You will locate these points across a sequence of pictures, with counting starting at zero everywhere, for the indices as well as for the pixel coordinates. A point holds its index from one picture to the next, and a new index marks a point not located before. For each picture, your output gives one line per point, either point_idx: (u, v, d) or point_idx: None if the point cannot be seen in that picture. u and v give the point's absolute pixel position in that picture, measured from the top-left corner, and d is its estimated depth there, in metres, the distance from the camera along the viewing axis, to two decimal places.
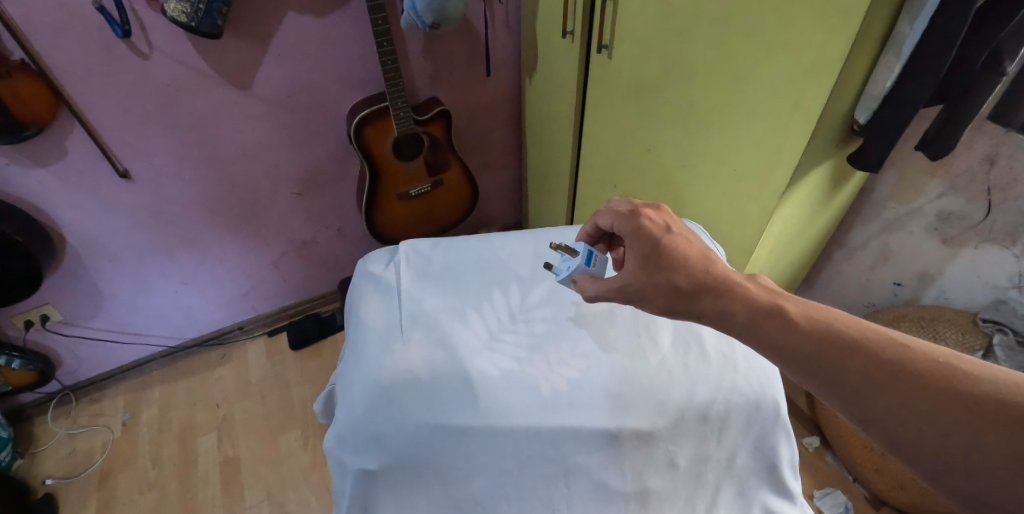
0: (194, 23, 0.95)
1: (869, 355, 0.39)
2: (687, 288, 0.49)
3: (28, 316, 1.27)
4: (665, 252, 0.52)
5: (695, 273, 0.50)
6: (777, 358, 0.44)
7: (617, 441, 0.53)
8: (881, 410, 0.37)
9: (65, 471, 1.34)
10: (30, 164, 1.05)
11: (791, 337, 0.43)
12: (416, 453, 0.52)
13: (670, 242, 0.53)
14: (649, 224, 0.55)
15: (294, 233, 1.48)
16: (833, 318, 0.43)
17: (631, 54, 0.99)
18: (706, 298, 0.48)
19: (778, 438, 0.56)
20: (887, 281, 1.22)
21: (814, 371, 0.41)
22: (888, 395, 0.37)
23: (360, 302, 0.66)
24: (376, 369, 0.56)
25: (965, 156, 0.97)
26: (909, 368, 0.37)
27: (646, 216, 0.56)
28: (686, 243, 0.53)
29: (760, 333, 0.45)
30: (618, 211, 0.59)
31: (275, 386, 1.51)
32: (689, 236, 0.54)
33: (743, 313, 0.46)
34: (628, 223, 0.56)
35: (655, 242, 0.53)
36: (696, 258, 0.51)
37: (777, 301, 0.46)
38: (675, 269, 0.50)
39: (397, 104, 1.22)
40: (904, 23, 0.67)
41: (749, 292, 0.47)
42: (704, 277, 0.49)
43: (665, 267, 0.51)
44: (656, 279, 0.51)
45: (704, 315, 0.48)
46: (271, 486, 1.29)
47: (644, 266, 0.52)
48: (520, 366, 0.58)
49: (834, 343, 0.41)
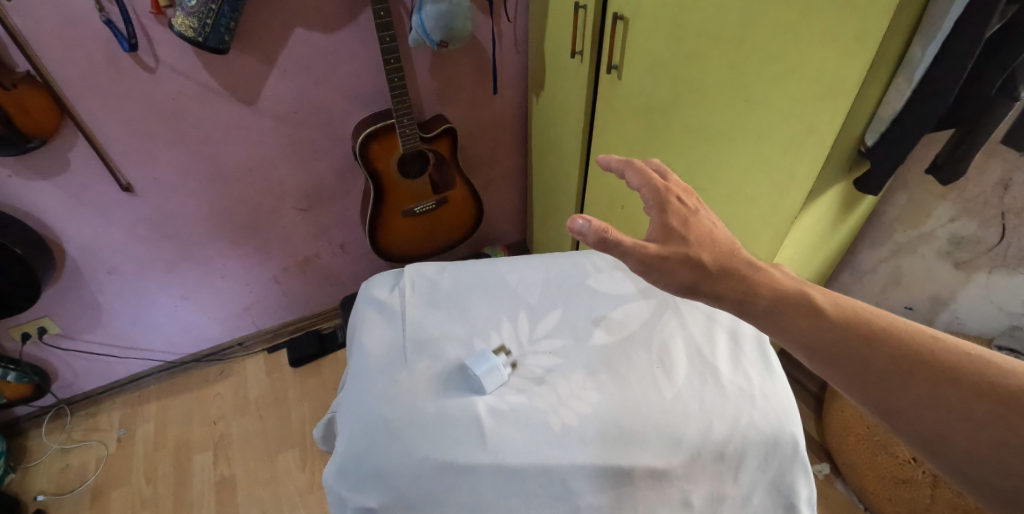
0: (201, 38, 0.94)
1: (892, 343, 0.39)
2: (710, 268, 0.48)
3: (26, 329, 1.25)
4: (690, 231, 0.51)
5: (718, 254, 0.49)
6: (798, 343, 0.43)
7: (629, 479, 0.51)
8: (903, 398, 0.37)
9: (58, 486, 1.31)
10: (32, 177, 1.05)
11: (813, 326, 0.42)
12: (418, 490, 0.50)
13: (694, 222, 0.52)
14: (677, 201, 0.53)
15: (297, 248, 1.47)
16: (861, 308, 0.42)
17: (641, 75, 0.98)
18: (727, 279, 0.48)
19: (795, 474, 0.54)
20: (898, 305, 1.19)
21: (835, 358, 0.40)
22: (913, 384, 0.37)
23: (363, 329, 0.64)
24: (380, 402, 0.55)
25: (978, 181, 0.95)
26: (932, 360, 0.37)
27: (675, 193, 0.54)
28: (714, 229, 0.51)
29: (781, 320, 0.44)
30: (648, 178, 0.55)
31: (273, 403, 1.48)
32: (714, 218, 0.53)
33: (772, 306, 0.44)
34: (656, 193, 0.53)
35: (680, 219, 0.52)
36: (721, 240, 0.50)
37: (802, 289, 0.45)
38: (699, 245, 0.49)
39: (404, 121, 1.21)
40: (918, 46, 0.65)
41: (774, 278, 0.46)
42: (729, 258, 0.49)
43: (685, 242, 0.50)
44: (677, 251, 0.50)
45: (723, 297, 0.47)
46: (266, 508, 1.26)
47: (669, 240, 0.50)
48: (527, 399, 0.56)
49: (860, 332, 0.40)
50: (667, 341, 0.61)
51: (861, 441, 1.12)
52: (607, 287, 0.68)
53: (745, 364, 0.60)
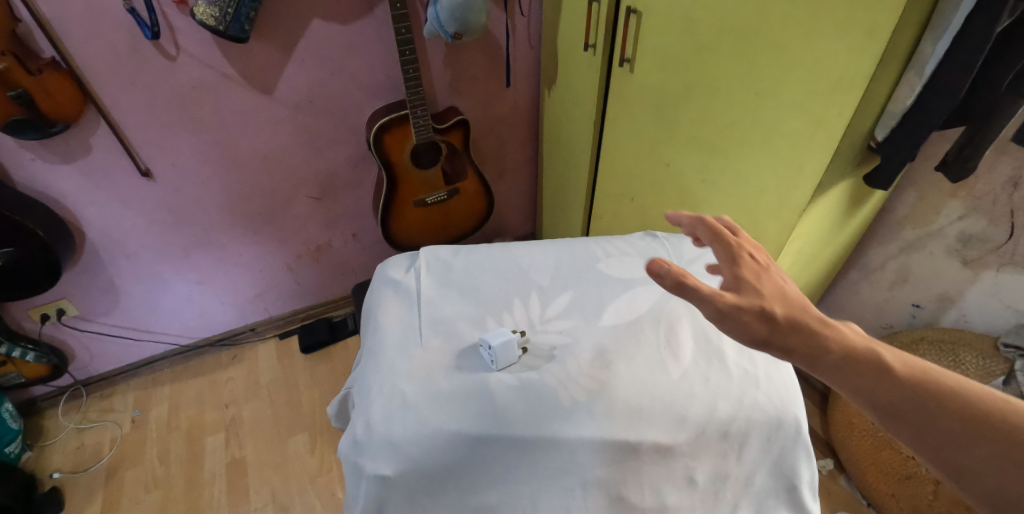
0: (222, 27, 0.97)
1: (966, 409, 0.37)
2: (780, 320, 0.45)
3: (45, 310, 1.29)
4: (762, 283, 0.48)
5: (786, 305, 0.46)
6: (864, 402, 0.41)
7: (636, 453, 0.53)
8: (980, 466, 0.35)
9: (73, 465, 1.35)
10: (55, 160, 1.08)
11: (883, 385, 0.40)
12: (432, 461, 0.51)
13: (766, 274, 0.49)
14: (748, 255, 0.51)
15: (310, 236, 1.50)
16: (930, 367, 0.40)
17: (653, 68, 0.99)
18: (796, 332, 0.44)
19: (798, 457, 0.56)
20: (905, 302, 1.19)
21: (901, 413, 0.39)
22: (990, 450, 0.35)
23: (379, 307, 0.66)
24: (395, 375, 0.57)
25: (987, 179, 0.96)
26: (1004, 424, 0.36)
27: (744, 248, 0.52)
28: (782, 283, 0.49)
29: (850, 377, 0.41)
30: (719, 232, 0.53)
31: (284, 388, 1.51)
32: (783, 274, 0.50)
33: (841, 364, 0.42)
34: (726, 248, 0.52)
35: (752, 271, 0.49)
36: (792, 293, 0.47)
37: (872, 346, 0.42)
38: (773, 298, 0.46)
39: (417, 112, 1.22)
40: (928, 42, 0.66)
41: (840, 332, 0.44)
42: (798, 310, 0.45)
43: (759, 295, 0.47)
44: (752, 303, 0.46)
45: (791, 350, 0.44)
46: (276, 490, 1.29)
47: (742, 290, 0.47)
48: (537, 375, 0.57)
49: (931, 393, 0.38)
50: (675, 323, 0.63)
51: (865, 437, 1.14)
52: (617, 272, 0.69)
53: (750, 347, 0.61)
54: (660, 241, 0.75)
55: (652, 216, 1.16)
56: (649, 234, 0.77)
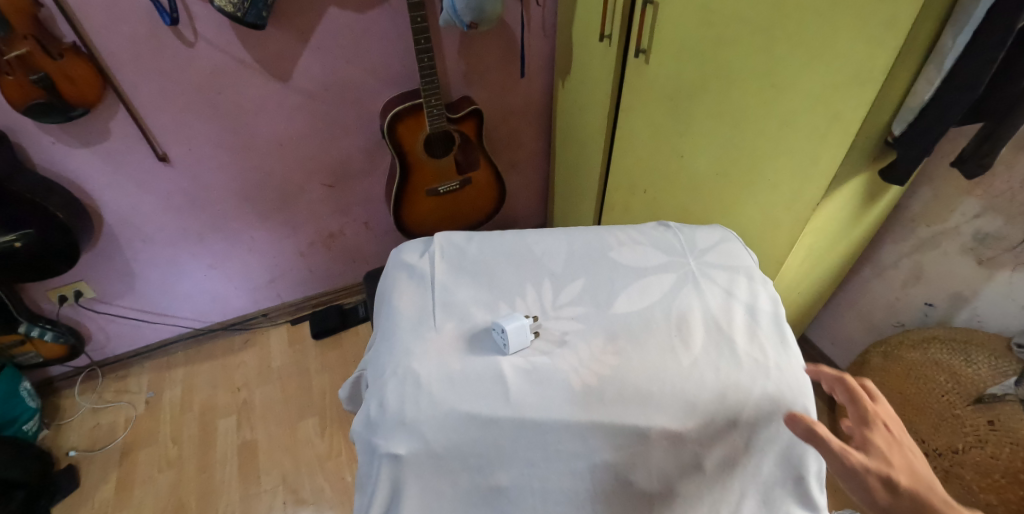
0: (239, 13, 0.98)
1: None
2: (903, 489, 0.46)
3: (63, 291, 1.32)
4: (893, 451, 0.48)
5: (911, 478, 0.47)
6: None
7: (645, 439, 0.54)
8: None
9: (88, 443, 1.38)
10: (74, 144, 1.10)
11: None
12: (445, 442, 0.52)
13: (898, 441, 0.49)
14: (887, 418, 0.51)
15: (322, 224, 1.51)
16: None
17: (669, 59, 0.99)
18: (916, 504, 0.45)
19: (807, 448, 0.55)
20: (917, 301, 1.18)
21: None
22: None
23: (393, 290, 0.67)
24: (408, 356, 0.58)
25: (1005, 177, 0.94)
26: None
27: (882, 409, 0.52)
28: (912, 457, 0.49)
29: None
30: (856, 392, 0.54)
31: (295, 373, 1.53)
32: (912, 446, 0.50)
33: None
34: (862, 409, 0.52)
35: (887, 437, 0.50)
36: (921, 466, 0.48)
37: None
38: (902, 469, 0.47)
39: (431, 101, 1.23)
40: (949, 35, 0.65)
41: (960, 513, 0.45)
42: (922, 485, 0.46)
43: (887, 462, 0.48)
44: (881, 470, 0.47)
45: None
46: (286, 472, 1.31)
47: (873, 454, 0.48)
48: (549, 360, 0.58)
49: None
50: (686, 311, 0.63)
51: None
52: (629, 260, 0.70)
53: (761, 337, 0.61)
54: (674, 231, 0.75)
55: (664, 209, 1.17)
56: (662, 224, 0.77)
